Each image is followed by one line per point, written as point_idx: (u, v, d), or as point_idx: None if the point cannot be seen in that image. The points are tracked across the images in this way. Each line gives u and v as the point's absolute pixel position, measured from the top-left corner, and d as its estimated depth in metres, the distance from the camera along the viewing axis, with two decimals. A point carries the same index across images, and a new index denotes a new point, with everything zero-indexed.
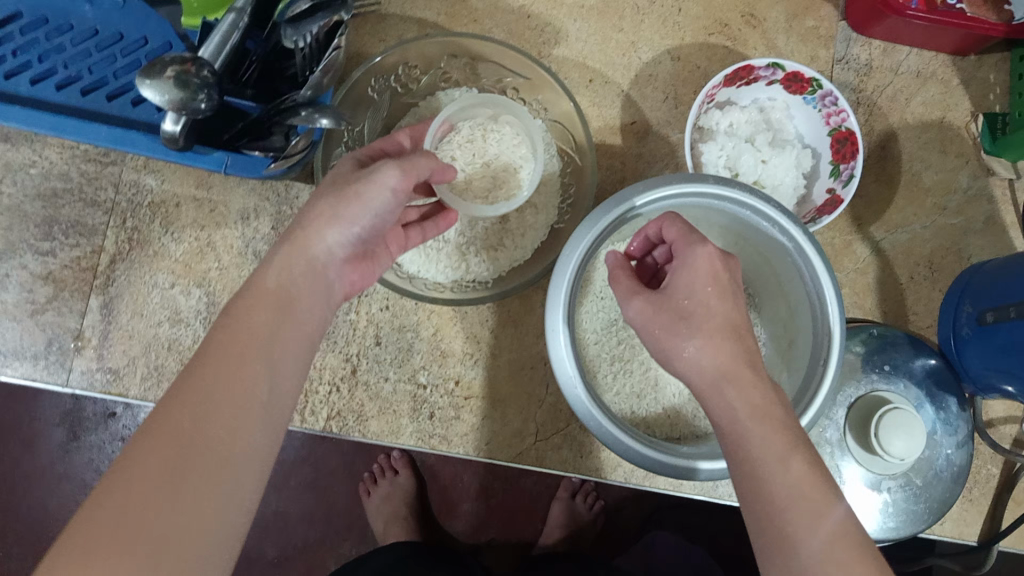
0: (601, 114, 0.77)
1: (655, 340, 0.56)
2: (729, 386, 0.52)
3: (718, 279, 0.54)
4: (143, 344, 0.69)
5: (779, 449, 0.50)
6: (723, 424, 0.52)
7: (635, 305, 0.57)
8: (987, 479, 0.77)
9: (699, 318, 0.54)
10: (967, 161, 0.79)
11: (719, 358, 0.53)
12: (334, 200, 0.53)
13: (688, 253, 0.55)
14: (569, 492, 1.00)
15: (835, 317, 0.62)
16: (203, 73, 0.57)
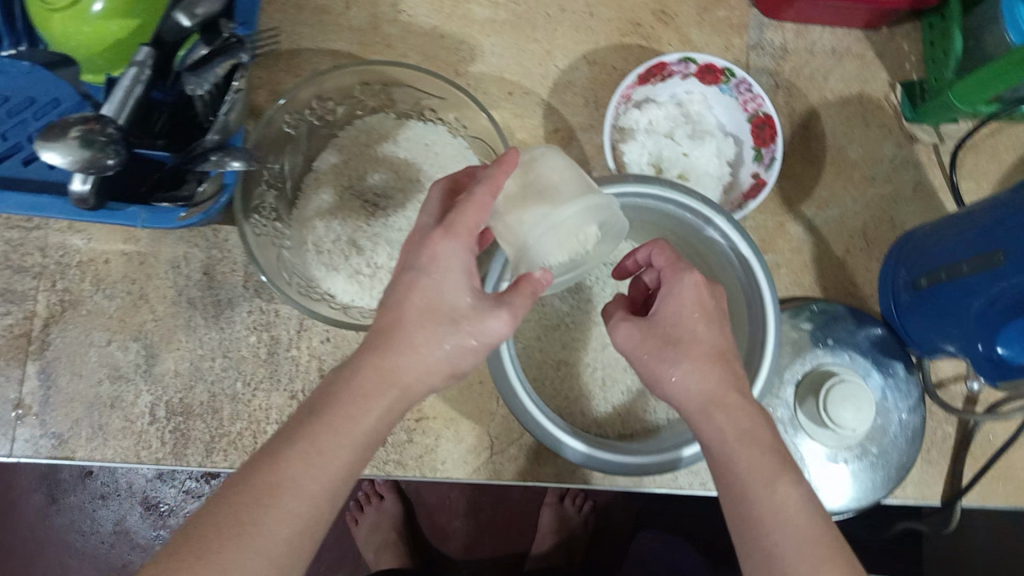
0: (524, 124, 0.76)
1: (644, 363, 0.56)
2: (717, 410, 0.53)
3: (704, 303, 0.55)
4: (85, 404, 0.69)
5: (768, 468, 0.51)
6: (711, 444, 0.53)
7: (623, 328, 0.58)
8: (943, 439, 0.78)
9: (686, 342, 0.55)
10: (890, 131, 0.80)
11: (705, 385, 0.54)
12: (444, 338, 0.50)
13: (674, 280, 0.56)
14: (556, 497, 1.02)
15: (769, 299, 0.63)
16: (108, 131, 0.56)
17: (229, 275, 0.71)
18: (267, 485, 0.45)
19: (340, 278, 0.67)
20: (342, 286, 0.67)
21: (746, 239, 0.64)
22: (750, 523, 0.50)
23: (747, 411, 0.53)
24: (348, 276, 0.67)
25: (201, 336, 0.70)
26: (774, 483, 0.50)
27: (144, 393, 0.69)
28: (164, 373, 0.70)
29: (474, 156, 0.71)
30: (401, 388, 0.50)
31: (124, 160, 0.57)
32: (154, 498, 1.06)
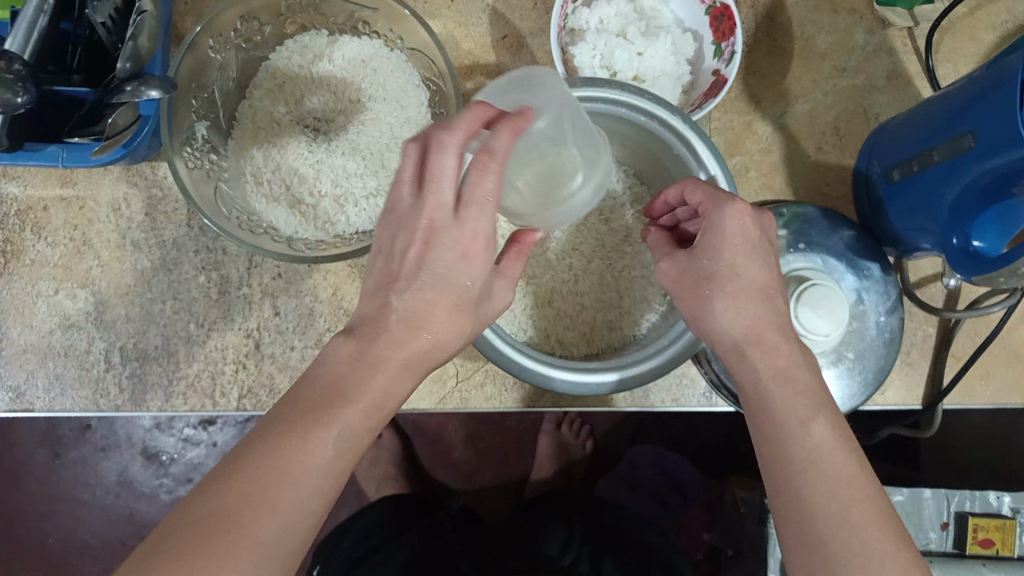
0: (469, 34, 0.72)
1: (684, 304, 0.54)
2: (752, 348, 0.51)
3: (748, 236, 0.52)
4: (39, 355, 0.68)
5: (801, 411, 0.49)
6: (745, 384, 0.52)
7: (664, 264, 0.56)
8: (924, 340, 0.75)
9: (723, 278, 0.52)
10: (860, 17, 0.75)
11: (740, 322, 0.52)
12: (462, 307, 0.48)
13: (716, 215, 0.52)
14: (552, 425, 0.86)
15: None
16: (15, 67, 0.54)
17: (171, 215, 0.69)
18: (297, 453, 0.41)
19: (282, 210, 0.64)
20: (284, 219, 0.65)
21: (702, 138, 0.61)
22: (780, 460, 0.48)
23: (784, 349, 0.51)
24: (291, 208, 0.64)
25: (149, 280, 0.68)
26: (808, 424, 0.48)
27: (97, 340, 0.68)
28: (115, 319, 0.68)
29: (414, 70, 0.68)
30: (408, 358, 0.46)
31: (35, 97, 0.55)
32: (153, 447, 0.94)
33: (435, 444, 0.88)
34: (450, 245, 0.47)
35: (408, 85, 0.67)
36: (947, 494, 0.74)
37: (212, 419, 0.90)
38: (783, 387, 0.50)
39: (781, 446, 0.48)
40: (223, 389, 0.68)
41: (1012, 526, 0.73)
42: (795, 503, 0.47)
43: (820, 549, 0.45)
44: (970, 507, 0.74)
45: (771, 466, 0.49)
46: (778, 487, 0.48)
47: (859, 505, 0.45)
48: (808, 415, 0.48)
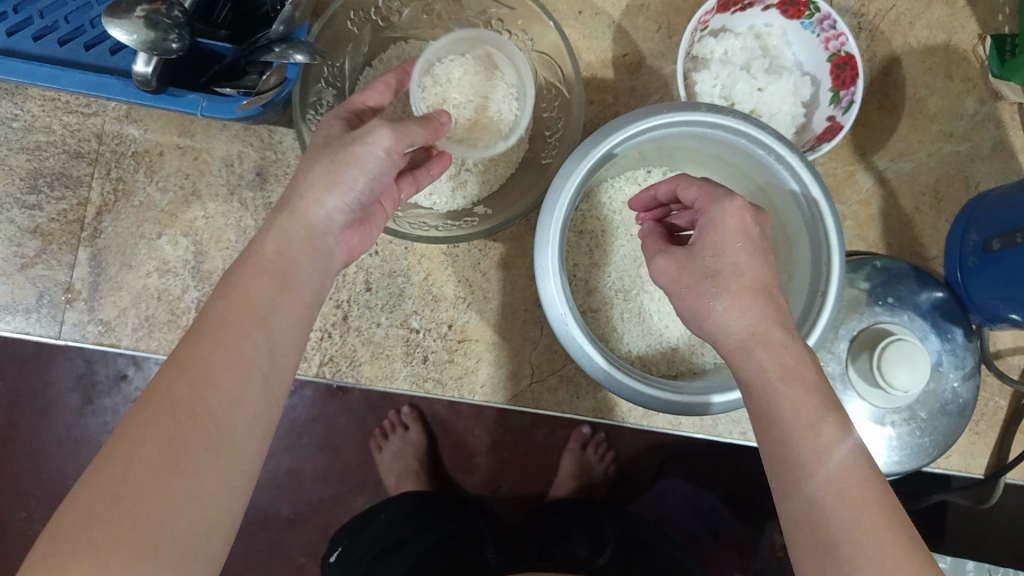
0: (592, 47, 0.74)
1: (683, 297, 0.53)
2: (759, 347, 0.49)
3: (749, 234, 0.51)
4: (133, 295, 0.69)
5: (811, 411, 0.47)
6: (754, 385, 0.49)
7: (660, 262, 0.54)
8: (994, 412, 0.75)
9: (727, 276, 0.50)
10: (974, 86, 0.76)
11: (747, 320, 0.50)
12: (330, 164, 0.50)
13: (715, 212, 0.52)
14: (579, 443, 0.80)
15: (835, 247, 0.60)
16: (174, 14, 0.56)
17: (281, 177, 0.70)
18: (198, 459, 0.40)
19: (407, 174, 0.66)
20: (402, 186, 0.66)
21: (816, 179, 0.61)
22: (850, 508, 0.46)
23: (792, 346, 0.49)
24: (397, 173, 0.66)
25: (250, 237, 0.70)
26: (817, 426, 0.46)
27: (191, 288, 0.69)
28: (212, 271, 0.69)
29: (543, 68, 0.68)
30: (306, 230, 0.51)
31: (187, 45, 0.57)
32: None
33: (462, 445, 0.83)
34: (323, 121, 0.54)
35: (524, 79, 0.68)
36: (989, 568, 0.74)
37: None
38: (793, 385, 0.48)
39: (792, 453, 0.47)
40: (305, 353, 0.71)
41: None
42: (807, 508, 0.45)
43: (831, 555, 0.43)
44: None
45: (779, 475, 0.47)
46: (788, 493, 0.46)
47: (870, 512, 0.44)
48: (816, 418, 0.47)
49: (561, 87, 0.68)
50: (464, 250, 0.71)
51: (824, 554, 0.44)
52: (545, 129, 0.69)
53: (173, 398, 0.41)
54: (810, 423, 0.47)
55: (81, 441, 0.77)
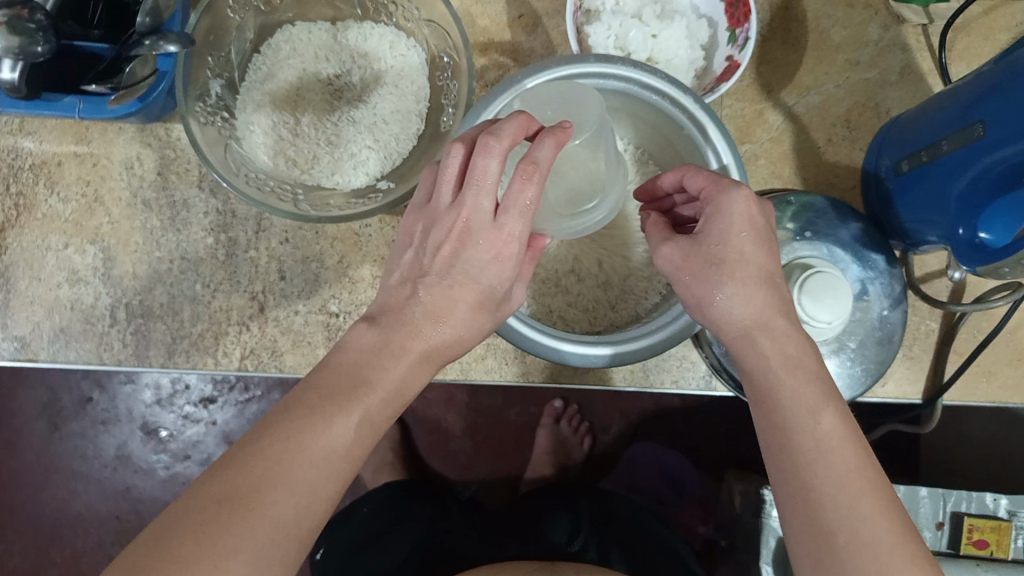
0: (486, 11, 0.73)
1: (687, 287, 0.51)
2: (760, 335, 0.49)
3: (753, 223, 0.49)
4: (46, 308, 0.68)
5: (813, 398, 0.47)
6: (755, 371, 0.49)
7: (667, 249, 0.52)
8: (926, 335, 0.75)
9: (732, 264, 0.49)
10: (875, 12, 0.75)
11: (750, 308, 0.49)
12: (472, 307, 0.48)
13: (721, 200, 0.49)
14: (551, 417, 0.82)
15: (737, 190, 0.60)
16: (37, 18, 0.55)
17: (183, 174, 0.69)
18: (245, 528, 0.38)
19: (325, 163, 0.66)
20: (322, 168, 0.66)
21: (714, 124, 0.61)
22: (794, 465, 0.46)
23: (793, 337, 0.49)
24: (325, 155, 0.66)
25: (157, 238, 0.69)
26: (817, 413, 0.46)
27: (103, 295, 0.69)
28: (123, 276, 0.69)
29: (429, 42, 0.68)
30: (429, 350, 0.48)
31: (55, 48, 0.56)
32: (153, 424, 0.76)
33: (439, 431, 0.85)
34: (484, 254, 0.47)
35: (410, 50, 0.68)
36: (943, 493, 0.70)
37: (211, 397, 0.74)
38: (794, 374, 0.48)
39: (783, 426, 0.47)
40: (225, 349, 0.69)
41: (1009, 529, 0.69)
42: (795, 488, 0.45)
43: (828, 540, 0.44)
44: (967, 507, 0.70)
45: (774, 453, 0.47)
46: (789, 478, 0.46)
47: (869, 496, 0.44)
48: (817, 404, 0.47)
49: (452, 53, 0.67)
50: (376, 229, 0.70)
51: (820, 537, 0.44)
52: (441, 98, 0.68)
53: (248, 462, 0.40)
54: (808, 410, 0.46)
55: (57, 468, 0.79)
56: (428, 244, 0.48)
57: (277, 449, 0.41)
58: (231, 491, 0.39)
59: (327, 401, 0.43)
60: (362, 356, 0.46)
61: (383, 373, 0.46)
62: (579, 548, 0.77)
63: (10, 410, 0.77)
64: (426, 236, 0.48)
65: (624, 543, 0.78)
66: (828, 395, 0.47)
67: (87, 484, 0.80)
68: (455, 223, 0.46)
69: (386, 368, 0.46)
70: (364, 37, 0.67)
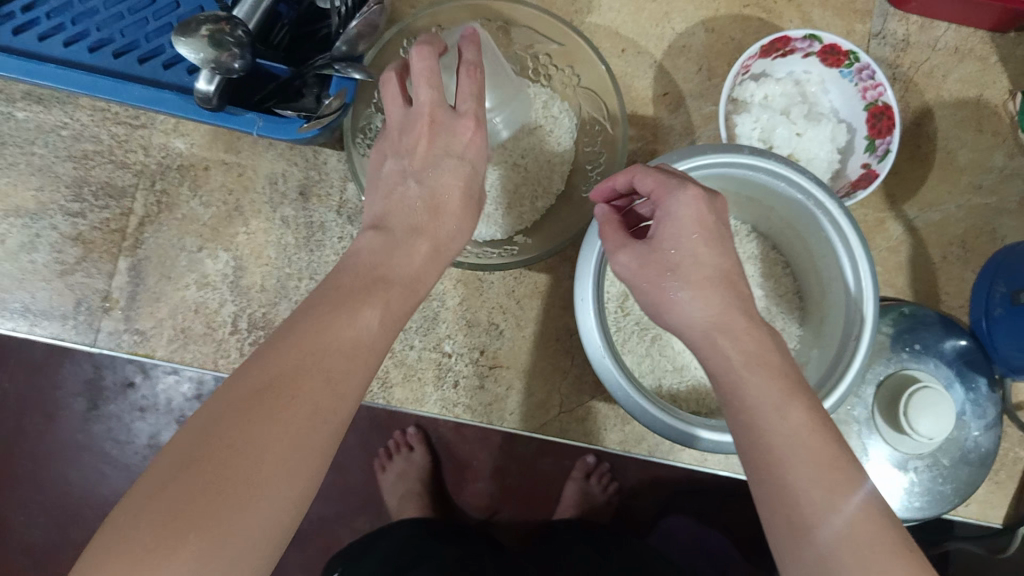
0: (633, 84, 0.75)
1: (647, 295, 0.53)
2: (720, 337, 0.50)
3: (703, 223, 0.51)
4: (171, 307, 0.70)
5: (776, 396, 0.47)
6: (718, 374, 0.50)
7: (622, 257, 0.53)
8: (1014, 462, 0.76)
9: (687, 268, 0.51)
10: (1003, 140, 0.77)
11: (708, 310, 0.50)
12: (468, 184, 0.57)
13: (669, 204, 0.51)
14: (584, 473, 0.81)
15: (869, 296, 0.61)
16: (238, 33, 0.57)
17: (324, 199, 0.71)
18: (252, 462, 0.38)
19: None
20: None
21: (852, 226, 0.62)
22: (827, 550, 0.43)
23: (753, 335, 0.50)
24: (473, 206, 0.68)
25: (290, 256, 0.70)
26: (786, 409, 0.46)
27: (228, 303, 0.70)
28: (250, 287, 0.70)
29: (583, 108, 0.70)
30: (436, 250, 0.54)
31: (249, 65, 0.58)
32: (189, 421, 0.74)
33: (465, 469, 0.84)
34: (462, 142, 0.56)
35: (563, 111, 0.70)
36: None
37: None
38: (755, 372, 0.48)
39: (794, 500, 0.44)
40: None
41: None
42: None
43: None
44: None
45: (782, 524, 0.44)
46: (761, 478, 0.46)
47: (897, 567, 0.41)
48: (782, 400, 0.47)
49: (603, 122, 0.70)
50: (499, 277, 0.72)
51: None
52: (587, 161, 0.71)
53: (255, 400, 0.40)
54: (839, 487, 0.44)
55: (85, 448, 0.78)
56: (404, 148, 0.56)
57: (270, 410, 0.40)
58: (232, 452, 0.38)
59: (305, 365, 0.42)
60: (350, 344, 0.44)
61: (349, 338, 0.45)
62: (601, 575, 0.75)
63: (52, 383, 0.75)
64: (399, 143, 0.57)
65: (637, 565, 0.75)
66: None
67: (114, 469, 0.79)
68: (421, 124, 0.55)
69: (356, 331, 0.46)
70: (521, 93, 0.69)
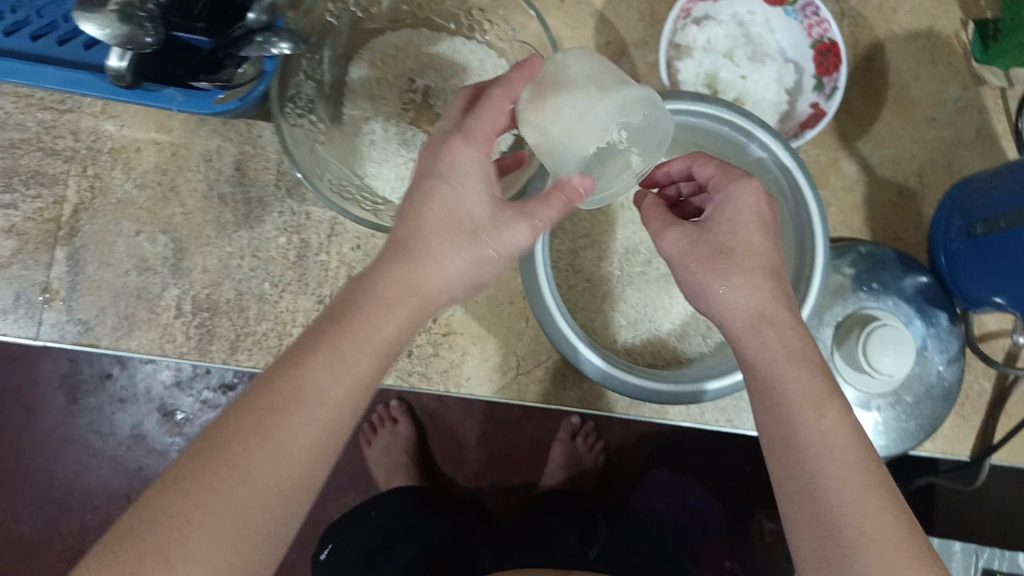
0: (574, 36, 0.73)
1: (688, 273, 0.52)
2: (766, 326, 0.49)
3: (761, 215, 0.51)
4: (112, 293, 0.68)
5: (815, 396, 0.47)
6: (759, 364, 0.49)
7: (670, 236, 0.52)
8: (979, 395, 0.76)
9: (739, 253, 0.50)
10: (957, 72, 0.76)
11: (754, 299, 0.50)
12: (468, 241, 0.46)
13: (732, 190, 0.51)
14: (568, 432, 0.79)
15: (818, 228, 0.60)
16: (148, 6, 0.54)
17: (261, 172, 0.69)
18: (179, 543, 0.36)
19: (390, 173, 0.66)
20: (390, 182, 0.67)
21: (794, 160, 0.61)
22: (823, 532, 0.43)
23: (798, 331, 0.50)
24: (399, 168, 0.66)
25: (230, 234, 0.69)
26: (822, 407, 0.46)
27: (171, 287, 0.69)
28: (191, 269, 0.69)
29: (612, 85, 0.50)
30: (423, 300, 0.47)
31: (161, 38, 0.56)
32: (172, 406, 0.72)
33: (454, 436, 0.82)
34: (444, 164, 0.47)
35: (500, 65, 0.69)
36: (976, 549, 0.73)
37: (233, 384, 0.70)
38: (798, 369, 0.48)
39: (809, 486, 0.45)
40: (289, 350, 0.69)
41: None
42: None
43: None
44: (998, 565, 0.72)
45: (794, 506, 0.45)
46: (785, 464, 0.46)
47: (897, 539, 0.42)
48: (822, 398, 0.47)
49: None
50: None
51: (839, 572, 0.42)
52: None
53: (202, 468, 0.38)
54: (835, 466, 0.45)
55: (68, 442, 0.75)
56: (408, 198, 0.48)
57: (232, 455, 0.39)
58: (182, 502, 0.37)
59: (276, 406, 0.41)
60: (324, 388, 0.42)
61: (330, 384, 0.42)
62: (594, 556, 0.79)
63: (30, 378, 0.73)
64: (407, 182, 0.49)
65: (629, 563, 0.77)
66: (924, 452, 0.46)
67: (98, 463, 0.76)
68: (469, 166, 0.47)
69: (351, 369, 0.43)
70: (457, 51, 0.68)
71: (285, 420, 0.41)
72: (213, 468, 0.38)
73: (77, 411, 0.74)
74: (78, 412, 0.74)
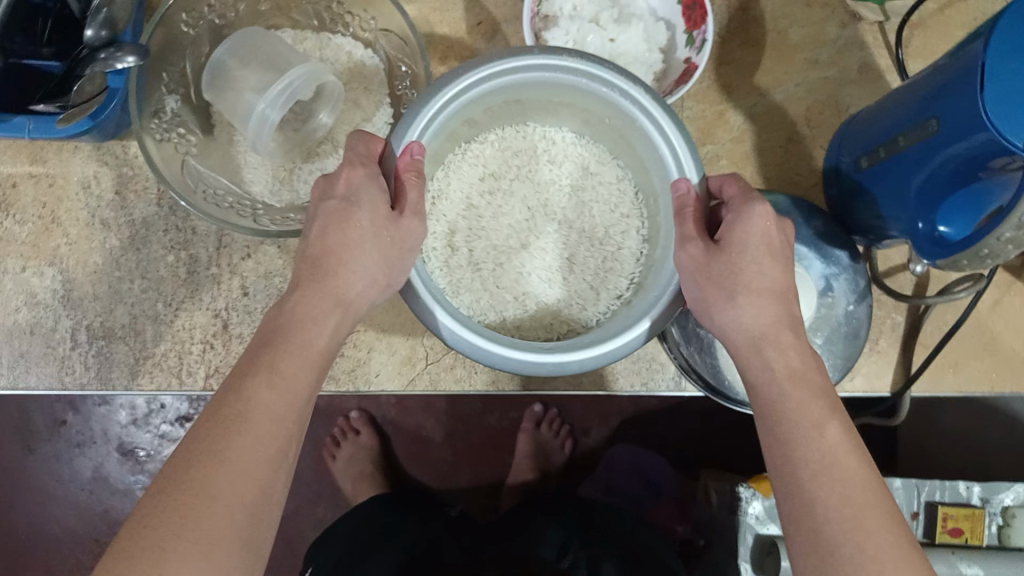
0: (444, 19, 0.72)
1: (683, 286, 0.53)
2: (768, 345, 0.50)
3: (770, 241, 0.51)
4: (5, 332, 0.68)
5: (816, 412, 0.47)
6: (755, 378, 0.50)
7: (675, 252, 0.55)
8: (893, 328, 0.76)
9: (749, 275, 0.50)
10: (833, 11, 0.76)
11: (759, 319, 0.50)
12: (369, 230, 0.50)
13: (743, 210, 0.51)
14: (530, 423, 0.81)
15: (670, 128, 0.53)
16: None
17: (141, 193, 0.68)
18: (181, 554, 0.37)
19: (260, 173, 0.65)
20: (262, 184, 0.65)
21: (632, 79, 0.53)
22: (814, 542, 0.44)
23: (799, 349, 0.50)
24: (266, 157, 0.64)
25: (117, 258, 0.68)
26: (823, 426, 0.47)
27: (64, 319, 0.68)
28: (83, 298, 0.68)
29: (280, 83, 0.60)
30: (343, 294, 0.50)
31: None
32: (130, 445, 0.75)
33: (418, 441, 0.83)
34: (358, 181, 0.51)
35: (370, 54, 0.68)
36: (916, 483, 0.71)
37: (188, 415, 0.73)
38: (795, 385, 0.49)
39: (805, 492, 0.45)
40: (189, 368, 0.69)
41: (981, 516, 0.69)
42: (796, 494, 0.46)
43: (824, 544, 0.44)
44: (940, 497, 0.71)
45: (795, 515, 0.46)
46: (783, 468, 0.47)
47: (868, 526, 0.43)
48: (822, 416, 0.47)
49: (408, 61, 0.67)
50: None
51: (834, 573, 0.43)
52: (398, 105, 0.68)
53: (191, 465, 0.40)
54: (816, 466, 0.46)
55: (29, 493, 0.78)
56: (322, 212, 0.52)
57: (208, 454, 0.41)
58: (177, 501, 0.39)
59: (231, 424, 0.42)
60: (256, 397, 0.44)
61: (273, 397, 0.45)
62: (569, 565, 0.70)
63: None
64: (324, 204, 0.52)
65: (616, 553, 0.71)
66: (828, 402, 0.48)
67: (61, 509, 0.78)
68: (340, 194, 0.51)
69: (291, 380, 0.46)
70: (322, 47, 0.67)
71: (248, 421, 0.43)
72: (204, 465, 0.40)
73: (36, 459, 0.76)
74: (37, 460, 0.76)
